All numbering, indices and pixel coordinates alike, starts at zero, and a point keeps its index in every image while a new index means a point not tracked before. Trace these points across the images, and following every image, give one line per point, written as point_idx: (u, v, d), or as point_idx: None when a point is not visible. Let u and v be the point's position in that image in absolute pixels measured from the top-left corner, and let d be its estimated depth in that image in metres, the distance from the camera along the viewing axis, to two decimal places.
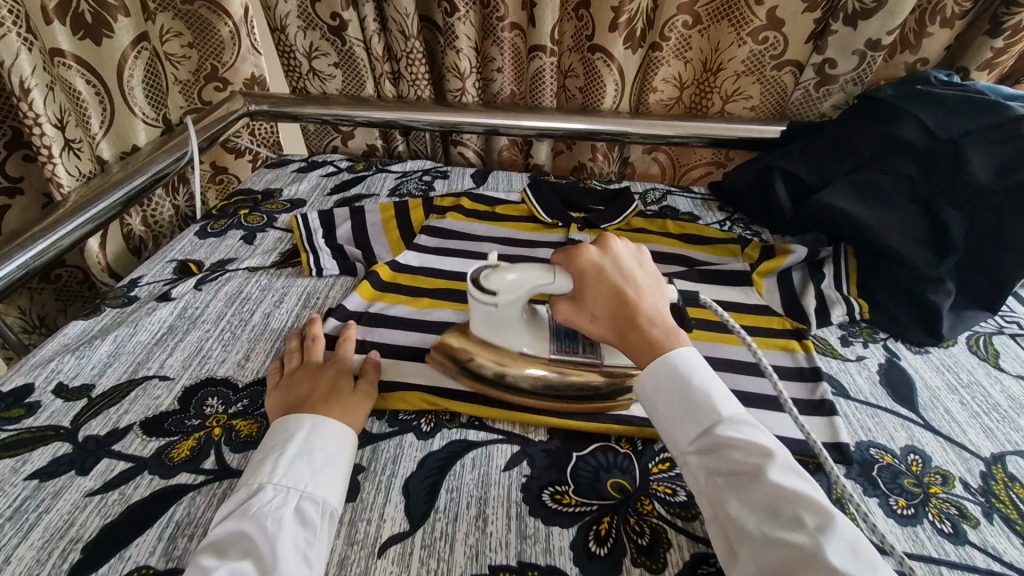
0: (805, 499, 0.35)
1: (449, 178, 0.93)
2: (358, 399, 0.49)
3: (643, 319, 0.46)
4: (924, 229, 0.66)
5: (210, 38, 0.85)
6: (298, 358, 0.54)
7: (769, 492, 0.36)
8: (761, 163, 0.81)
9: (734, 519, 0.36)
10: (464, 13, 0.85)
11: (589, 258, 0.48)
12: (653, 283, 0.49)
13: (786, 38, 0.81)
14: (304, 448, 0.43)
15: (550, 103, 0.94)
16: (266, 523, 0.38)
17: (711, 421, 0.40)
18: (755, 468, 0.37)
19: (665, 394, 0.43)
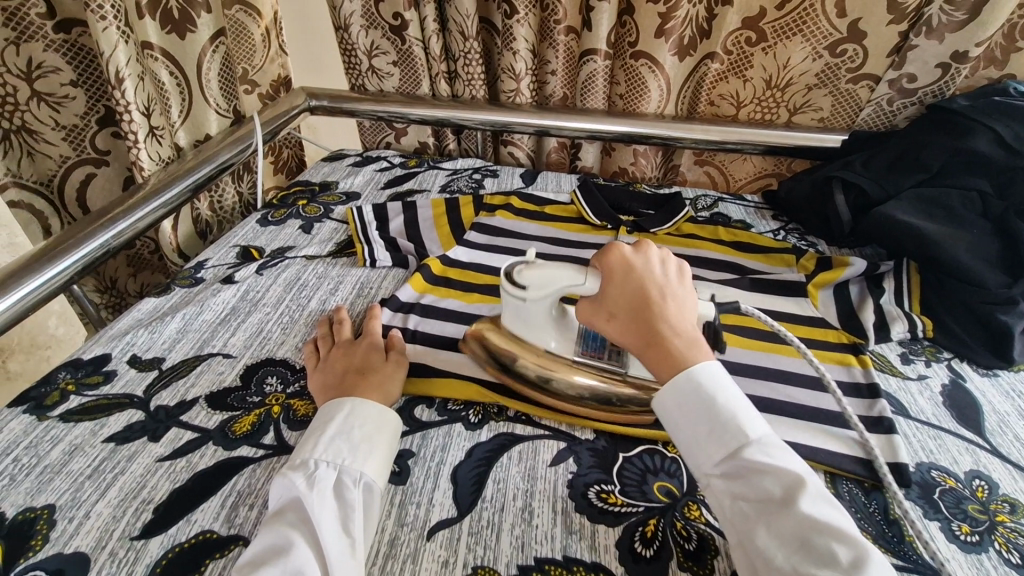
0: (836, 531, 0.34)
1: (499, 177, 0.94)
2: (392, 369, 0.52)
3: (665, 323, 0.44)
4: (997, 247, 0.63)
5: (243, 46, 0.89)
6: (330, 340, 0.57)
7: (798, 522, 0.35)
8: (821, 173, 0.78)
9: (761, 552, 0.35)
10: (523, 15, 0.86)
11: (619, 257, 0.48)
12: (683, 294, 0.47)
13: (867, 51, 0.79)
14: (343, 427, 0.45)
15: (599, 106, 0.94)
16: (310, 495, 0.40)
17: (739, 443, 0.39)
18: (784, 497, 0.36)
19: (689, 415, 0.41)
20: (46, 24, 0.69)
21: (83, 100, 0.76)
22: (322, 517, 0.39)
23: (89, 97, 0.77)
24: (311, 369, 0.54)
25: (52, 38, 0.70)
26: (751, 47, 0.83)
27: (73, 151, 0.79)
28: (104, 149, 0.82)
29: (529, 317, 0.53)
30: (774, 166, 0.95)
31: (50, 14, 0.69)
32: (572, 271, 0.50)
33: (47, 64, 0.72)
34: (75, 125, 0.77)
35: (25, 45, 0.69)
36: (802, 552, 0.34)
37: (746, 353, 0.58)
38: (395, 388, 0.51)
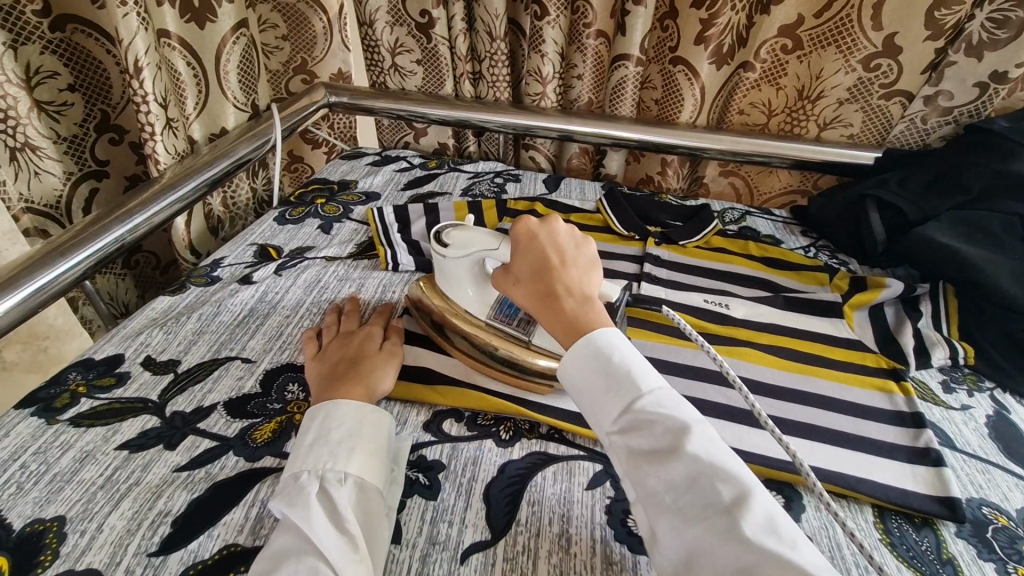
0: (723, 473, 0.32)
1: (521, 182, 0.92)
2: (384, 357, 0.52)
3: (563, 286, 0.44)
4: None
5: (304, 33, 0.91)
6: (335, 328, 0.57)
7: (685, 467, 0.33)
8: (855, 191, 0.77)
9: (656, 499, 0.34)
10: (552, 17, 0.84)
11: (526, 227, 0.48)
12: (587, 265, 0.47)
13: (902, 66, 0.76)
14: (320, 430, 0.43)
15: (627, 113, 0.92)
16: (295, 501, 0.38)
17: (632, 396, 0.37)
18: (670, 446, 0.34)
19: (587, 374, 0.39)
20: (42, 22, 0.69)
21: (81, 105, 0.77)
22: (314, 525, 0.36)
23: (84, 101, 0.78)
24: (310, 358, 0.53)
25: (48, 37, 0.70)
26: (786, 55, 0.81)
27: (76, 164, 0.80)
28: (103, 159, 0.83)
29: (450, 275, 0.56)
30: (801, 182, 0.93)
31: (43, 13, 0.68)
32: (488, 236, 0.53)
33: (45, 69, 0.71)
34: (74, 134, 0.78)
35: (22, 49, 0.68)
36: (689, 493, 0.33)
37: (784, 376, 0.56)
38: (389, 379, 0.50)
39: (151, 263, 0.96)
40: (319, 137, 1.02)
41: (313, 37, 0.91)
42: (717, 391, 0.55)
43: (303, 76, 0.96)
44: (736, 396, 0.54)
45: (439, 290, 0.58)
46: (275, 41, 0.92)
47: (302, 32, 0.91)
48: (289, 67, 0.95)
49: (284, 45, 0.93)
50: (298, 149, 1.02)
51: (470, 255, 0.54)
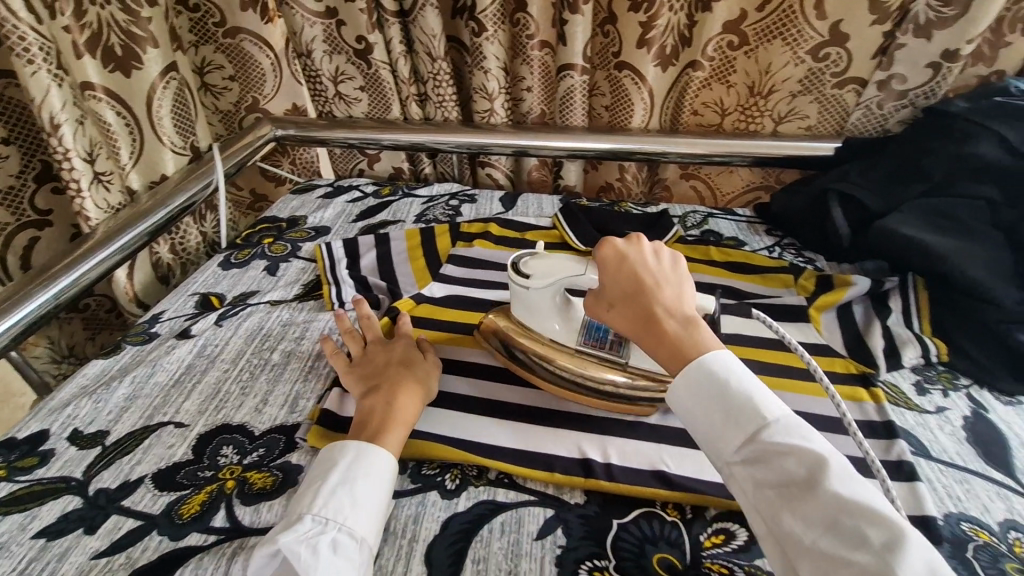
0: (866, 511, 0.32)
1: (477, 203, 0.89)
2: (430, 366, 0.53)
3: (660, 309, 0.43)
4: (1013, 261, 0.59)
5: (250, 71, 0.90)
6: (360, 336, 0.58)
7: (825, 505, 0.33)
8: (817, 185, 0.74)
9: (791, 536, 0.33)
10: (492, 33, 0.82)
11: (612, 248, 0.47)
12: (680, 281, 0.46)
13: (850, 55, 0.74)
14: (347, 474, 0.42)
15: (579, 123, 0.90)
16: (303, 551, 0.37)
17: (755, 426, 0.37)
18: (808, 480, 0.34)
19: (700, 404, 0.39)
20: None
21: (17, 158, 0.74)
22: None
23: (23, 155, 0.75)
24: (341, 359, 0.55)
25: None
26: (733, 51, 0.79)
27: (13, 216, 0.77)
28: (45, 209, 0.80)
29: (531, 304, 0.54)
30: (762, 179, 0.91)
31: None
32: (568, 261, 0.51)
33: None
34: (11, 187, 0.75)
35: None
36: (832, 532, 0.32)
37: None
38: (427, 390, 0.51)
39: (105, 306, 0.92)
40: (282, 174, 1.03)
41: (261, 74, 0.90)
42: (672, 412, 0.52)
43: (257, 114, 0.95)
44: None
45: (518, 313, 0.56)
46: (223, 82, 0.93)
47: (248, 69, 0.90)
48: (240, 107, 0.95)
49: (232, 84, 0.93)
50: (263, 189, 1.05)
51: (556, 283, 0.52)
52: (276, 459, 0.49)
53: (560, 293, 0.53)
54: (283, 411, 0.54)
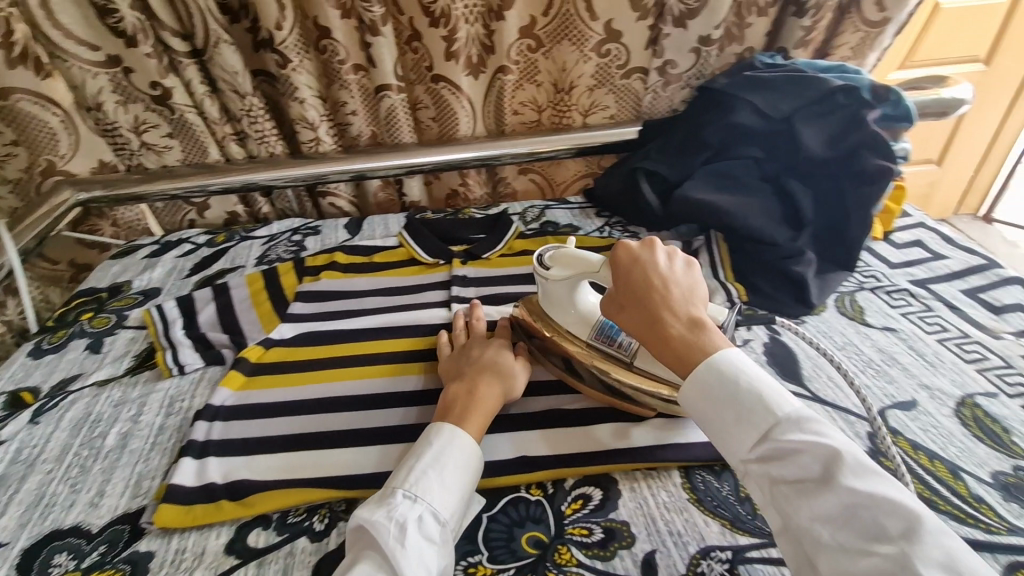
0: (886, 504, 0.34)
1: (321, 234, 0.87)
2: (516, 364, 0.55)
3: (669, 312, 0.46)
4: (780, 207, 0.70)
5: (37, 133, 0.80)
6: (464, 335, 0.61)
7: (841, 498, 0.35)
8: (626, 166, 0.83)
9: (808, 531, 0.36)
10: (298, 63, 0.82)
11: (628, 252, 0.49)
12: (690, 286, 0.48)
13: (627, 48, 0.83)
14: (439, 458, 0.44)
15: (409, 139, 0.92)
16: (391, 526, 0.39)
17: (769, 424, 0.39)
18: (824, 476, 0.36)
19: (712, 405, 0.42)
20: None
21: None
22: (403, 556, 0.38)
23: None
24: (447, 357, 0.58)
25: None
26: (534, 54, 0.85)
27: None
28: None
29: (554, 296, 0.56)
30: (588, 167, 0.99)
31: None
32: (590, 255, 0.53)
33: None
34: None
35: None
36: (847, 526, 0.35)
37: None
38: (518, 382, 0.54)
39: None
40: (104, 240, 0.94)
41: (52, 134, 0.81)
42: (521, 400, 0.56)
43: (58, 177, 0.85)
44: (537, 401, 0.56)
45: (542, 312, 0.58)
46: (4, 147, 0.81)
47: (33, 132, 0.80)
48: (33, 171, 0.84)
49: (18, 150, 0.81)
50: (83, 257, 0.94)
51: (572, 279, 0.54)
52: (121, 552, 0.45)
53: (578, 288, 0.55)
54: (124, 499, 0.49)
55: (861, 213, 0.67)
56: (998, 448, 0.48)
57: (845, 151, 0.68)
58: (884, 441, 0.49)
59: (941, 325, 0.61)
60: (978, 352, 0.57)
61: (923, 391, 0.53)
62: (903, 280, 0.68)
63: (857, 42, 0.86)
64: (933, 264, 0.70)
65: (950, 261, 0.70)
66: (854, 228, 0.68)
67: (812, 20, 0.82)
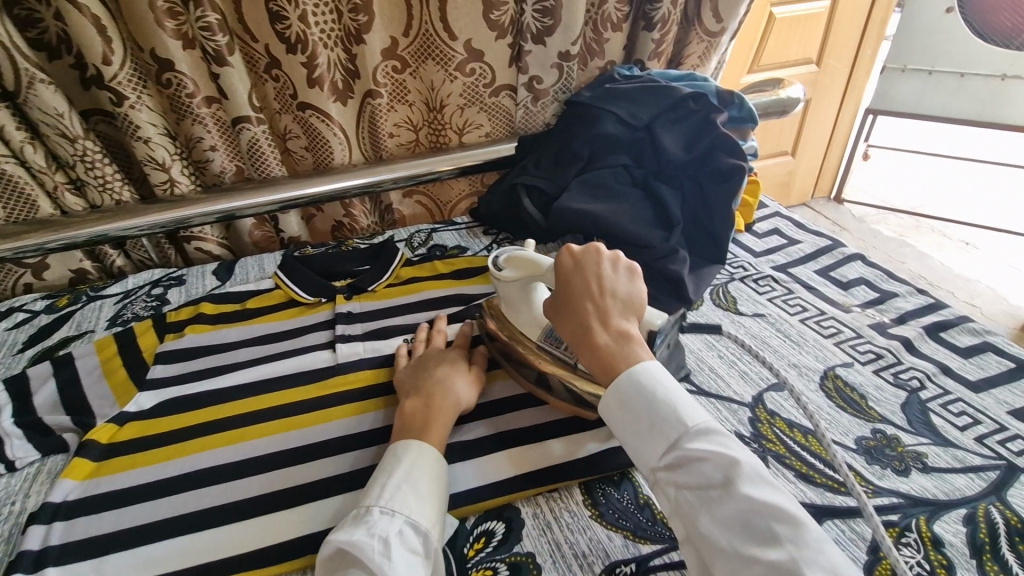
0: (777, 512, 0.36)
1: (185, 284, 0.79)
2: (473, 376, 0.56)
3: (596, 318, 0.48)
4: (652, 210, 0.74)
5: None
6: (423, 347, 0.61)
7: (740, 505, 0.37)
8: (506, 183, 0.83)
9: (705, 537, 0.38)
10: (136, 99, 0.73)
11: (571, 258, 0.51)
12: (628, 292, 0.50)
13: (491, 67, 0.84)
14: (410, 470, 0.44)
15: (279, 172, 0.86)
16: (374, 540, 0.39)
17: (677, 435, 0.41)
18: (723, 483, 0.38)
19: (627, 415, 0.44)
20: None
21: None
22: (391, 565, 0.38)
23: None
24: (405, 369, 0.58)
25: None
26: (399, 75, 0.83)
27: None
28: None
29: (510, 297, 0.58)
30: (473, 186, 0.98)
31: None
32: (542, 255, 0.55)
33: None
34: None
35: None
36: (742, 534, 0.37)
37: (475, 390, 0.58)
38: (471, 393, 0.55)
39: None
40: None
41: None
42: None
43: None
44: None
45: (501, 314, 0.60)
46: None
47: None
48: None
49: None
50: None
51: (522, 280, 0.57)
52: None
53: (533, 288, 0.57)
54: None
55: (723, 211, 0.71)
56: (859, 415, 0.52)
57: (702, 153, 0.73)
58: (765, 423, 0.52)
59: (802, 306, 0.66)
60: (834, 326, 0.62)
61: (792, 369, 0.57)
62: (766, 267, 0.73)
63: (703, 52, 0.93)
64: (790, 249, 0.76)
65: (803, 245, 0.77)
66: (719, 224, 0.72)
67: (660, 33, 0.87)
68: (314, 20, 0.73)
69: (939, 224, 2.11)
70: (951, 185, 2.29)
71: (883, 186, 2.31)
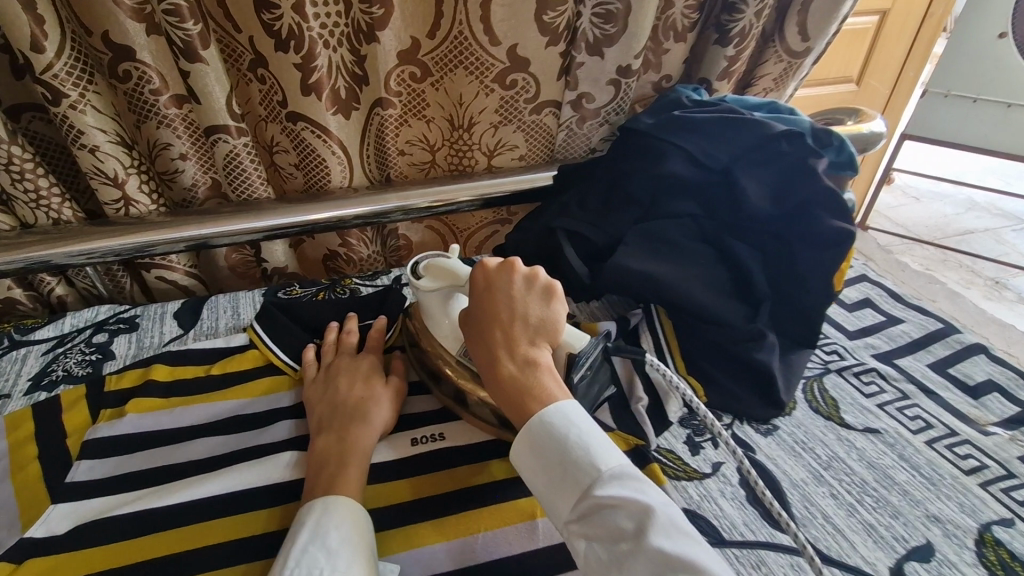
0: (684, 566, 0.33)
1: (137, 330, 0.63)
2: (393, 394, 0.53)
3: (506, 346, 0.44)
4: (726, 276, 0.58)
5: None
6: (333, 352, 0.57)
7: (650, 560, 0.34)
8: (540, 225, 0.67)
9: None
10: (79, 97, 0.57)
11: (484, 275, 0.47)
12: (545, 312, 0.46)
13: (536, 79, 0.68)
14: (317, 529, 0.40)
15: (265, 193, 0.70)
16: None
17: (590, 483, 0.37)
18: (633, 534, 0.35)
19: (539, 459, 0.40)
20: None
21: None
22: None
23: None
24: (313, 380, 0.54)
25: None
26: (418, 83, 0.67)
27: None
28: None
29: (429, 311, 0.54)
30: (496, 215, 0.83)
31: None
32: (457, 266, 0.51)
33: None
34: None
35: None
36: None
37: (472, 546, 0.45)
38: (392, 413, 0.52)
39: None
40: None
41: None
42: None
43: None
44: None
45: (422, 328, 0.56)
46: None
47: None
48: None
49: None
50: None
51: (444, 290, 0.53)
52: None
53: (453, 302, 0.54)
54: None
55: (822, 285, 0.56)
56: None
57: (796, 208, 0.56)
58: None
59: (923, 420, 0.52)
60: (972, 457, 0.49)
61: (932, 526, 0.44)
62: (867, 356, 0.59)
63: (781, 74, 0.78)
64: (890, 331, 0.62)
65: (907, 325, 0.63)
66: (814, 303, 0.56)
67: (736, 49, 0.72)
68: (313, 11, 0.56)
69: (968, 259, 1.96)
70: (976, 216, 2.15)
71: (907, 214, 2.17)
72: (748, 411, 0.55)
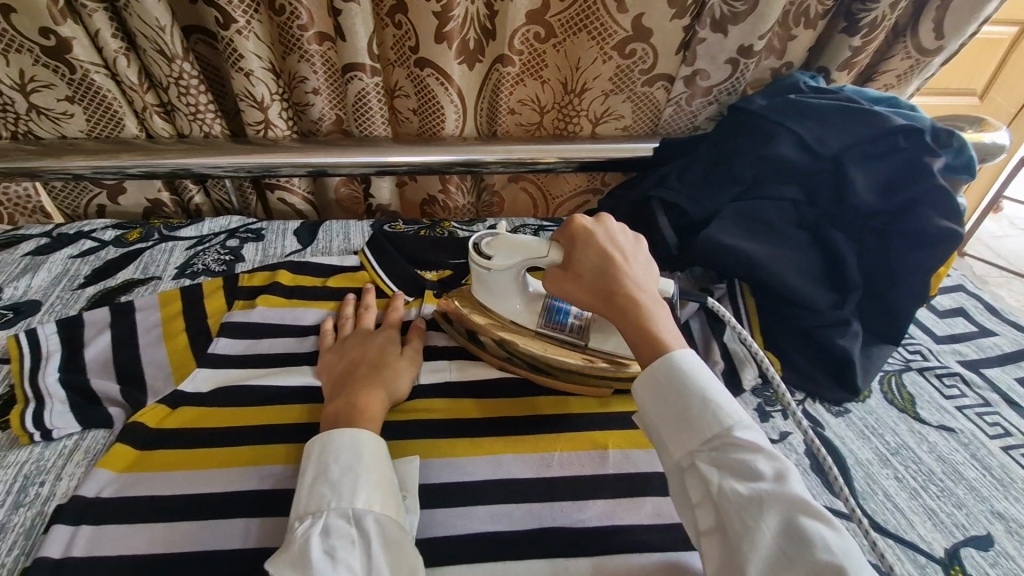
0: (822, 515, 0.34)
1: (263, 241, 0.71)
2: (404, 364, 0.54)
3: (629, 283, 0.45)
4: (822, 263, 0.59)
5: None
6: (348, 325, 0.58)
7: (788, 504, 0.35)
8: (639, 192, 0.69)
9: (748, 533, 0.35)
10: (245, 24, 0.64)
11: (585, 225, 0.47)
12: (644, 261, 0.48)
13: (655, 49, 0.70)
14: (319, 466, 0.42)
15: (383, 132, 0.76)
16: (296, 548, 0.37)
17: (722, 425, 0.38)
18: (770, 478, 0.36)
19: (670, 394, 0.40)
20: None
21: None
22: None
23: None
24: (326, 354, 0.55)
25: None
26: (541, 43, 0.71)
27: None
28: None
29: (494, 287, 0.54)
30: (589, 182, 0.86)
31: None
32: (529, 246, 0.49)
33: None
34: None
35: None
36: (788, 537, 0.34)
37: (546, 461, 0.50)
38: (406, 385, 0.53)
39: None
40: None
41: None
42: (462, 511, 0.46)
43: None
44: (518, 516, 0.46)
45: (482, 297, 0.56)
46: None
47: None
48: None
49: None
50: None
51: (517, 266, 0.51)
52: None
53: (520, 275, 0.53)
54: None
55: (919, 284, 0.56)
56: None
57: (902, 206, 0.56)
58: None
59: (1002, 427, 0.53)
60: None
61: (997, 522, 0.45)
62: (952, 360, 0.59)
63: (905, 71, 0.76)
64: (981, 341, 0.62)
65: (1000, 338, 0.62)
66: (906, 304, 0.56)
67: (864, 40, 0.70)
68: None
69: None
70: None
71: (1012, 246, 2.02)
72: (821, 393, 0.57)
